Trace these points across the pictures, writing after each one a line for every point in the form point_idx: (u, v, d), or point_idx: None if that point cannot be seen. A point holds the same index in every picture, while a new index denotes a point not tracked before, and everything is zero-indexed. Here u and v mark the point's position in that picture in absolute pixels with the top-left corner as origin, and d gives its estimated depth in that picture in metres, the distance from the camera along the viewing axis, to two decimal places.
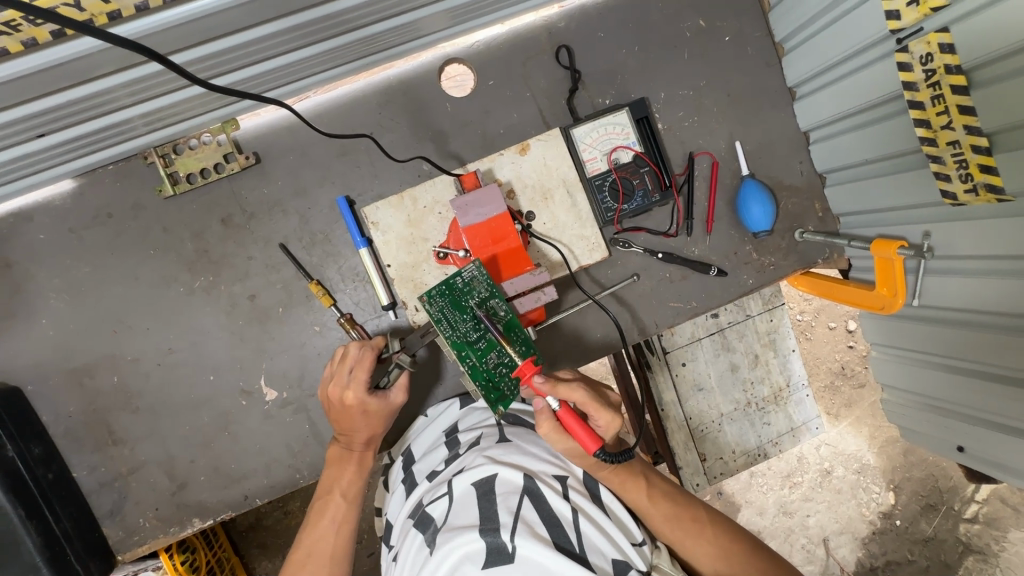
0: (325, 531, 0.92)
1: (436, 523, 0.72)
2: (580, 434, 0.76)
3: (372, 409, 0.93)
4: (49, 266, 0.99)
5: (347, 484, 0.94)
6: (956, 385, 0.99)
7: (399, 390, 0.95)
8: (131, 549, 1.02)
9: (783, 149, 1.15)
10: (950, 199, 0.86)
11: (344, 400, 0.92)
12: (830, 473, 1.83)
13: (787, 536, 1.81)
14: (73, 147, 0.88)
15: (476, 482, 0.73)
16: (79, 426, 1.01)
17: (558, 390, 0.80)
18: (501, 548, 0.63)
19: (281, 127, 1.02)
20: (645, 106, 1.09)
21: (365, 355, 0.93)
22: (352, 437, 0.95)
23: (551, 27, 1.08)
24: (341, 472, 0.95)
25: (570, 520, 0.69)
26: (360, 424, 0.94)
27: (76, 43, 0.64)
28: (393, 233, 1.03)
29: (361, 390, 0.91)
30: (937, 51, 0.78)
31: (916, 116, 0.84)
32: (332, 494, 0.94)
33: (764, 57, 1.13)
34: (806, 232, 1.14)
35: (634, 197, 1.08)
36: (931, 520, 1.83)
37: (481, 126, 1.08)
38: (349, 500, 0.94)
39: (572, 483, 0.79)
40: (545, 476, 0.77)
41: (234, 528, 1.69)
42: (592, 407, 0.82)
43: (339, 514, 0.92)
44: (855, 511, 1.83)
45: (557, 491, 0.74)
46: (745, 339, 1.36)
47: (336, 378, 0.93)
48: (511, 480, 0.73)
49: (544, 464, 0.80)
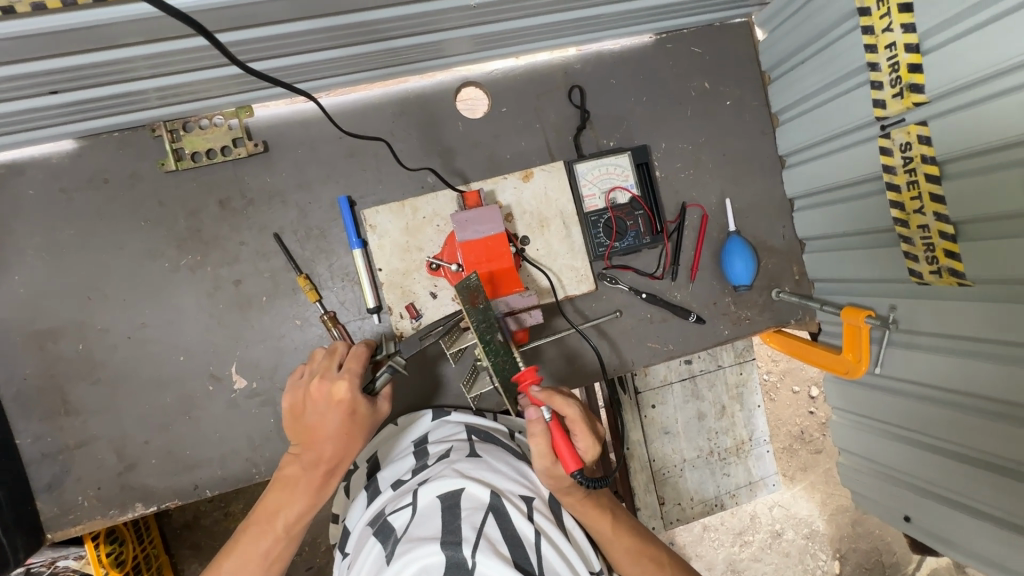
0: (254, 566, 0.83)
1: (397, 534, 0.71)
2: (568, 450, 0.76)
3: (358, 415, 0.87)
4: (32, 222, 0.96)
5: (295, 514, 0.86)
6: (911, 457, 1.03)
7: (386, 400, 0.92)
8: (63, 528, 0.97)
9: (768, 212, 1.21)
10: (916, 277, 0.93)
11: (331, 398, 0.85)
12: (780, 535, 1.86)
13: None
14: (82, 109, 0.89)
15: (442, 494, 0.73)
16: (32, 391, 0.96)
17: (556, 401, 0.80)
18: (460, 564, 0.61)
19: (294, 121, 1.04)
20: (646, 153, 1.14)
21: (360, 352, 0.91)
22: (322, 453, 0.86)
23: (568, 67, 1.14)
24: (296, 496, 0.86)
25: (532, 542, 0.68)
26: (337, 434, 0.86)
27: (114, 9, 0.65)
28: (389, 239, 1.05)
29: (355, 387, 0.86)
30: (915, 142, 0.86)
31: (893, 198, 0.92)
32: (274, 523, 0.85)
33: (760, 125, 1.21)
34: (782, 292, 1.20)
35: (626, 236, 1.12)
36: None
37: (489, 148, 1.11)
38: (290, 534, 0.86)
39: (537, 504, 0.77)
40: (512, 495, 0.76)
41: (168, 524, 1.61)
42: (579, 426, 0.81)
43: (275, 549, 0.84)
44: None
45: (522, 511, 0.73)
46: (714, 389, 1.39)
47: (324, 374, 0.87)
48: (477, 497, 0.73)
49: (512, 484, 0.79)
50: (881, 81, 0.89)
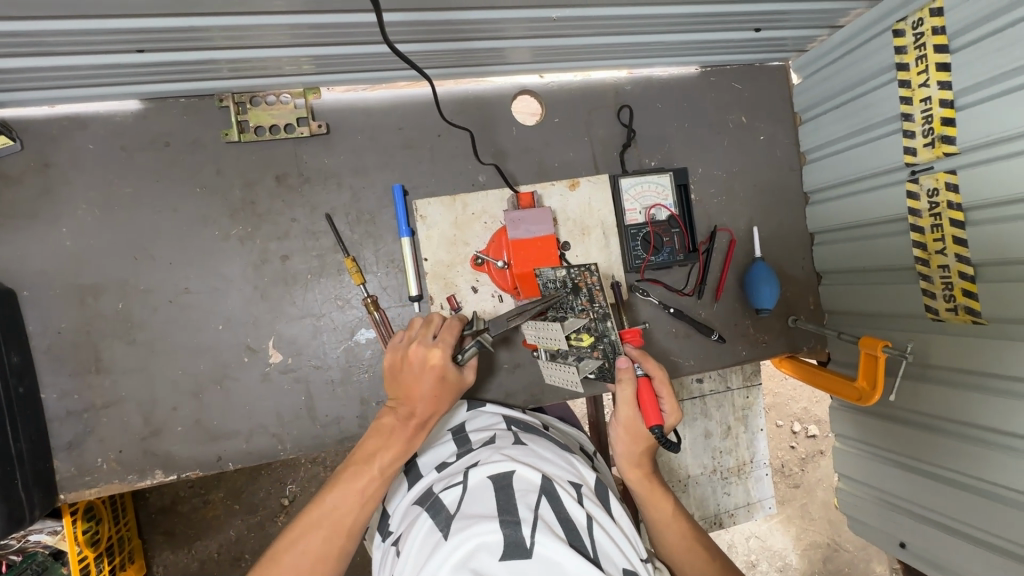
0: (349, 503, 0.81)
1: (449, 511, 0.75)
2: (650, 404, 0.83)
3: (448, 379, 0.89)
4: (88, 176, 0.96)
5: (389, 459, 0.84)
6: (911, 484, 1.09)
7: (471, 370, 0.94)
8: (78, 488, 0.95)
9: (791, 244, 1.28)
10: (931, 313, 1.01)
11: (426, 357, 0.87)
12: (754, 565, 1.90)
13: None
14: (160, 70, 0.91)
15: (494, 475, 0.78)
16: (65, 345, 0.95)
17: (646, 362, 0.88)
18: (518, 543, 0.65)
19: (357, 107, 1.07)
20: (686, 175, 1.20)
21: (453, 323, 0.94)
22: (414, 407, 0.87)
23: (619, 87, 1.20)
24: (389, 443, 0.85)
25: (584, 524, 0.72)
26: (428, 393, 0.88)
27: None
28: (438, 230, 1.08)
29: (448, 353, 0.89)
30: (943, 188, 0.94)
31: (917, 238, 0.99)
32: (370, 465, 0.83)
33: (788, 161, 1.29)
34: (798, 320, 1.26)
35: (661, 251, 1.16)
36: None
37: (539, 155, 1.16)
38: (385, 476, 0.84)
39: (585, 490, 0.81)
40: (562, 481, 0.79)
41: (144, 508, 1.55)
42: (665, 389, 0.88)
43: (370, 489, 0.83)
44: None
45: (572, 496, 0.77)
46: (721, 409, 1.44)
47: (419, 338, 0.90)
48: (529, 479, 0.78)
49: (560, 470, 0.83)
50: (914, 131, 0.98)
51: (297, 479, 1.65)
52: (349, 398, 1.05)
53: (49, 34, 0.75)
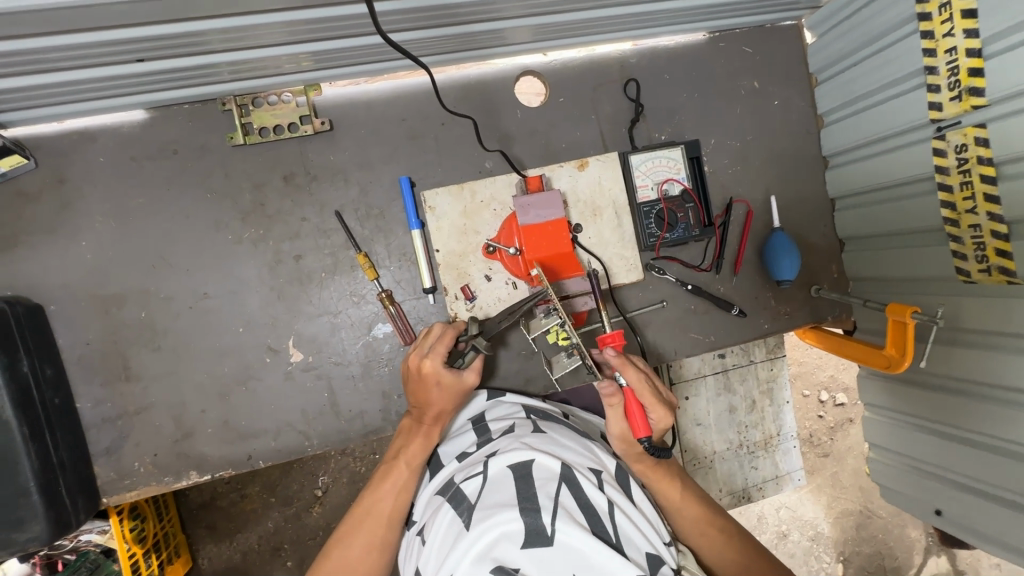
0: (384, 495, 0.87)
1: (470, 500, 0.76)
2: (637, 417, 0.80)
3: (446, 383, 0.89)
4: (102, 189, 0.97)
5: (412, 452, 0.90)
6: (945, 451, 1.06)
7: (474, 372, 0.92)
8: (119, 492, 0.98)
9: (811, 211, 1.24)
10: (963, 275, 0.96)
11: (418, 369, 0.89)
12: (786, 535, 1.89)
13: None
14: (161, 78, 0.91)
15: (513, 465, 0.77)
16: (94, 355, 0.97)
17: (626, 372, 0.83)
18: (539, 531, 0.67)
19: (358, 101, 1.06)
20: (698, 147, 1.16)
21: (449, 331, 0.92)
22: (424, 410, 0.91)
23: (624, 61, 1.16)
24: (411, 439, 0.91)
25: (606, 511, 0.73)
26: (429, 396, 0.89)
27: None
28: (447, 221, 1.07)
29: (438, 362, 0.88)
30: (972, 143, 0.89)
31: (945, 198, 0.95)
32: (398, 460, 0.90)
33: (805, 126, 1.24)
34: (821, 290, 1.23)
35: (676, 228, 1.14)
36: None
37: (545, 137, 1.13)
38: (413, 467, 0.89)
39: (605, 475, 0.81)
40: (582, 467, 0.80)
41: (186, 504, 1.62)
42: (651, 399, 0.85)
43: (400, 481, 0.88)
44: None
45: (592, 482, 0.78)
46: (745, 384, 1.42)
47: (415, 349, 0.91)
48: (548, 467, 0.77)
49: (580, 456, 0.83)
50: (939, 85, 0.93)
51: (329, 471, 1.69)
52: (371, 392, 1.06)
53: (51, 50, 0.76)
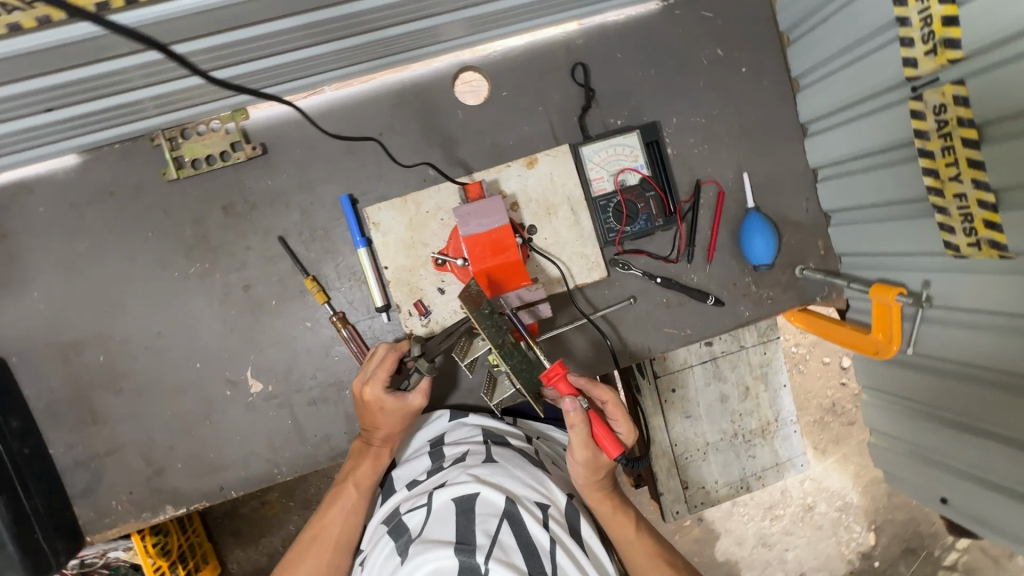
0: (334, 518, 0.89)
1: (411, 534, 0.79)
2: (605, 439, 0.80)
3: (389, 408, 0.89)
4: (45, 238, 0.97)
5: (361, 475, 0.91)
6: (944, 438, 0.98)
7: (419, 394, 0.90)
8: (101, 530, 1.01)
9: (790, 184, 1.15)
10: (952, 249, 0.86)
11: (361, 395, 0.89)
12: (811, 508, 1.82)
13: (765, 568, 1.82)
14: (80, 123, 0.88)
15: (457, 499, 0.81)
16: (59, 402, 0.99)
17: (601, 390, 0.87)
18: (473, 567, 0.69)
19: (289, 120, 1.02)
20: (656, 131, 1.08)
21: (389, 355, 0.90)
22: (372, 432, 0.92)
23: (570, 43, 1.08)
24: (359, 462, 0.93)
25: (546, 548, 0.76)
26: (375, 420, 0.91)
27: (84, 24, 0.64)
28: (394, 236, 1.03)
29: (379, 388, 0.88)
30: (950, 103, 0.78)
31: (926, 164, 0.84)
32: (347, 483, 0.91)
33: (779, 91, 1.13)
34: (806, 270, 1.14)
35: (637, 220, 1.07)
36: (909, 563, 1.87)
37: (491, 136, 1.07)
38: (362, 490, 0.91)
39: (552, 511, 0.84)
40: (528, 502, 0.83)
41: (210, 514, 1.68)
42: (618, 412, 0.88)
43: (349, 504, 0.90)
44: (835, 548, 1.85)
45: (538, 518, 0.80)
46: (737, 370, 1.35)
47: (359, 374, 0.91)
48: (492, 502, 0.81)
49: (528, 490, 0.86)
50: (913, 38, 0.81)
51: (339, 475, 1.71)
52: (334, 416, 1.06)
53: None
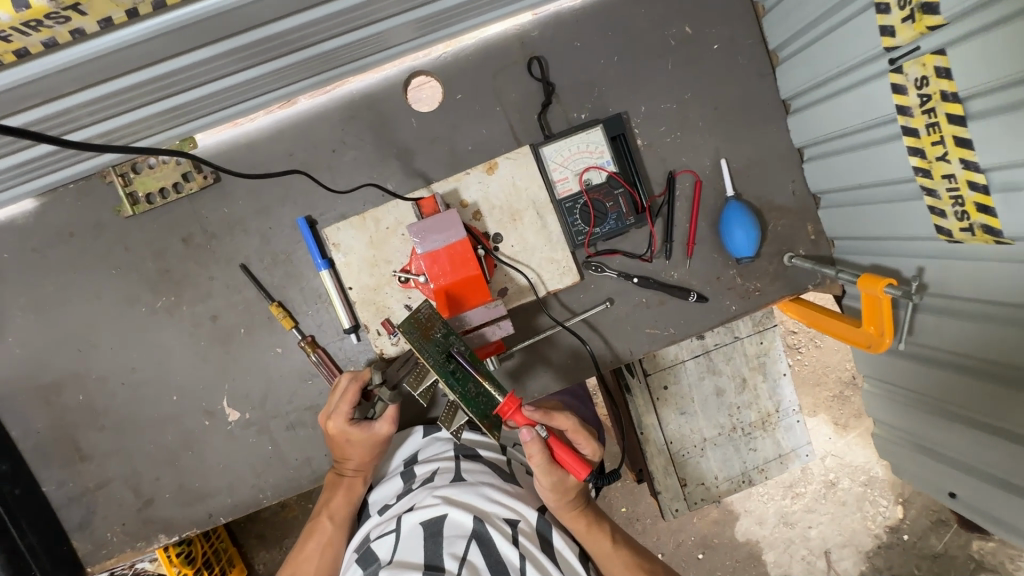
0: (310, 552, 0.93)
1: (380, 561, 0.79)
2: (570, 462, 0.80)
3: (354, 439, 0.93)
4: (14, 284, 0.99)
5: (335, 506, 0.96)
6: (950, 432, 0.91)
7: (386, 421, 0.94)
8: (100, 561, 1.04)
9: (774, 166, 1.07)
10: (945, 235, 0.79)
11: (327, 429, 0.93)
12: (834, 484, 1.70)
13: (787, 547, 1.70)
14: (24, 170, 0.87)
15: (424, 522, 0.80)
16: (47, 442, 1.02)
17: (554, 418, 0.89)
18: None
19: (241, 145, 1.00)
20: (621, 123, 1.02)
21: (350, 387, 0.92)
22: (343, 463, 0.96)
23: (525, 36, 1.01)
24: (333, 494, 0.96)
25: (517, 566, 0.76)
26: (343, 452, 0.95)
27: None
28: (355, 255, 1.00)
29: (342, 421, 0.91)
30: (932, 75, 0.70)
31: (911, 144, 0.76)
32: (321, 516, 0.96)
33: (756, 67, 1.05)
34: (795, 257, 1.07)
35: (607, 220, 1.01)
36: (941, 536, 1.70)
37: (448, 143, 1.03)
38: (336, 521, 0.95)
39: (522, 526, 0.84)
40: (497, 519, 0.83)
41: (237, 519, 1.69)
42: (580, 434, 0.92)
43: (324, 537, 0.94)
44: (860, 523, 1.70)
45: (507, 536, 0.80)
46: (732, 362, 1.29)
47: (325, 408, 0.95)
48: (461, 523, 0.80)
49: (497, 506, 0.86)
50: (888, 4, 0.74)
51: None
52: (313, 439, 1.05)
53: None
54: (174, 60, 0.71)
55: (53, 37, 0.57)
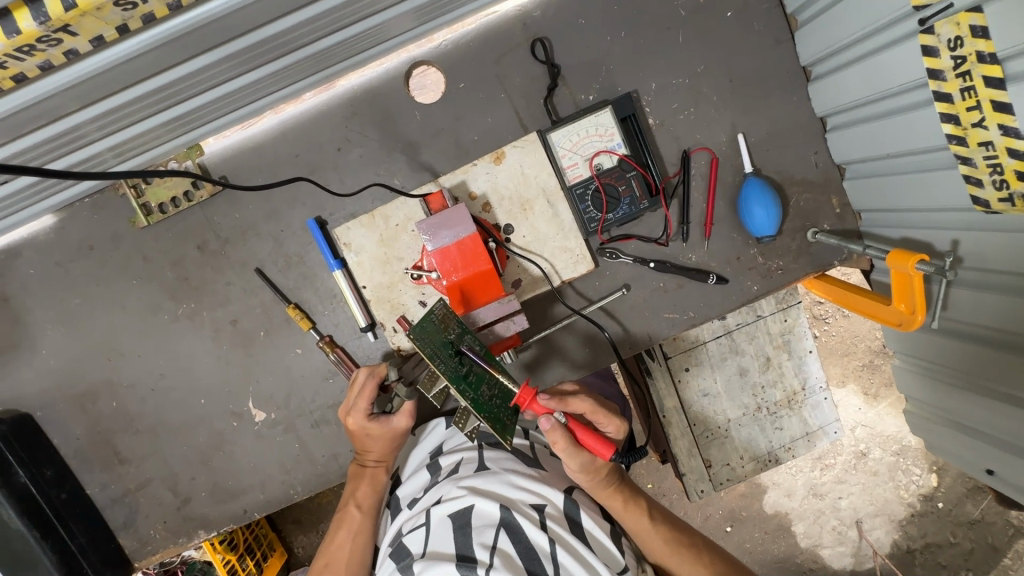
0: (342, 540, 0.95)
1: (413, 555, 0.81)
2: (593, 443, 0.79)
3: (374, 432, 0.94)
4: (42, 298, 1.01)
5: (362, 496, 0.98)
6: (987, 409, 0.87)
7: (403, 415, 0.95)
8: (146, 556, 1.09)
9: (794, 138, 1.02)
10: (981, 206, 0.74)
11: (347, 425, 0.94)
12: (865, 455, 1.67)
13: (817, 518, 1.68)
14: (40, 188, 0.88)
15: (452, 515, 0.82)
16: (87, 447, 1.06)
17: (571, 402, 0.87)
18: None
19: (247, 149, 0.99)
20: (632, 102, 0.98)
21: (368, 383, 0.93)
22: (365, 454, 0.98)
23: (527, 17, 0.97)
24: (358, 484, 0.99)
25: (547, 551, 0.77)
26: (365, 444, 0.97)
27: None
28: (367, 253, 0.99)
29: (361, 416, 0.92)
30: (967, 35, 0.65)
31: (943, 110, 0.71)
32: (350, 506, 0.97)
33: (773, 33, 0.99)
34: (819, 233, 1.02)
35: (620, 204, 0.99)
36: (978, 503, 1.66)
37: (453, 134, 1.00)
38: (366, 508, 0.97)
39: (550, 510, 0.85)
40: (523, 506, 0.84)
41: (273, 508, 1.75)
42: (599, 412, 0.90)
43: (355, 524, 0.96)
44: (892, 493, 1.68)
45: (535, 521, 0.81)
46: (756, 342, 1.26)
47: (343, 403, 0.96)
48: (488, 512, 0.81)
49: (522, 493, 0.86)
50: None
51: None
52: (338, 436, 1.07)
53: None
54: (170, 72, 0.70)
55: (48, 59, 0.57)
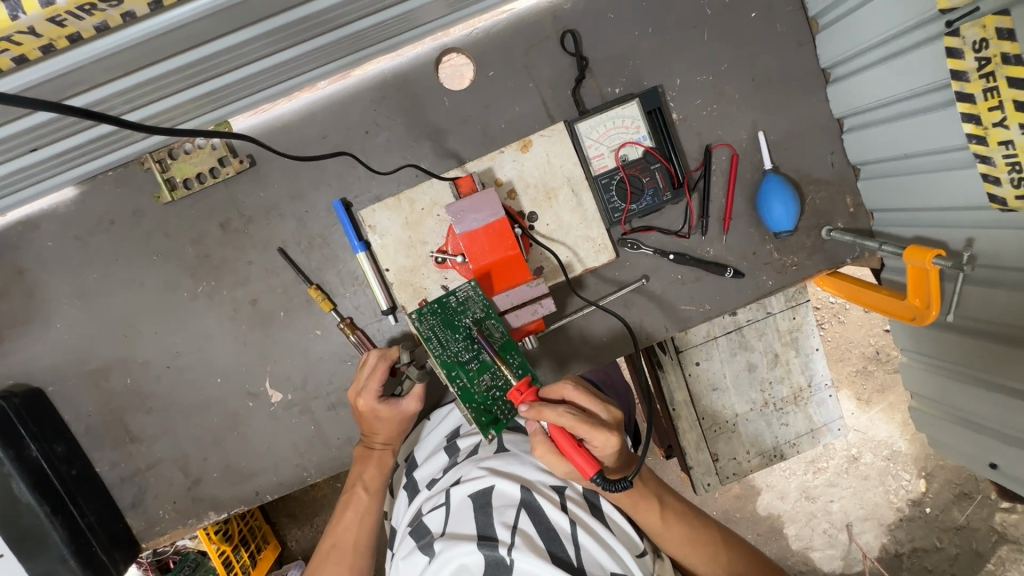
0: (349, 523, 0.96)
1: (432, 534, 0.81)
2: (574, 458, 0.76)
3: (384, 416, 0.94)
4: (59, 272, 1.00)
5: (368, 479, 0.97)
6: (994, 404, 0.90)
7: (413, 399, 0.95)
8: (153, 537, 1.08)
9: (812, 138, 1.05)
10: (999, 204, 0.77)
11: (357, 406, 0.94)
12: (857, 459, 1.70)
13: (808, 521, 1.71)
14: (65, 159, 0.87)
15: (473, 495, 0.82)
16: (97, 425, 1.05)
17: (546, 415, 0.79)
18: (499, 562, 0.73)
19: (276, 128, 0.99)
20: (658, 97, 1.01)
21: (379, 366, 0.92)
22: (373, 436, 0.98)
23: (557, 9, 0.99)
24: (365, 466, 0.98)
25: (567, 532, 0.78)
26: (372, 427, 0.97)
27: (26, 73, 0.59)
28: (391, 237, 1.00)
29: (372, 398, 0.92)
30: (993, 37, 0.68)
31: (965, 110, 0.74)
32: (356, 488, 0.97)
33: (795, 35, 1.02)
34: (833, 230, 1.05)
35: (643, 195, 1.01)
36: (963, 509, 1.70)
37: (481, 121, 1.02)
38: (372, 491, 0.97)
39: (570, 492, 0.86)
40: (543, 487, 0.85)
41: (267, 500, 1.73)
42: (584, 428, 0.80)
43: (362, 506, 0.97)
44: (882, 498, 1.71)
45: (555, 502, 0.82)
46: (764, 338, 1.29)
47: (353, 385, 0.94)
48: (508, 493, 0.82)
49: (541, 474, 0.88)
50: None
51: None
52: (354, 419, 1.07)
53: None
54: (214, 43, 0.70)
55: (104, 20, 0.57)
